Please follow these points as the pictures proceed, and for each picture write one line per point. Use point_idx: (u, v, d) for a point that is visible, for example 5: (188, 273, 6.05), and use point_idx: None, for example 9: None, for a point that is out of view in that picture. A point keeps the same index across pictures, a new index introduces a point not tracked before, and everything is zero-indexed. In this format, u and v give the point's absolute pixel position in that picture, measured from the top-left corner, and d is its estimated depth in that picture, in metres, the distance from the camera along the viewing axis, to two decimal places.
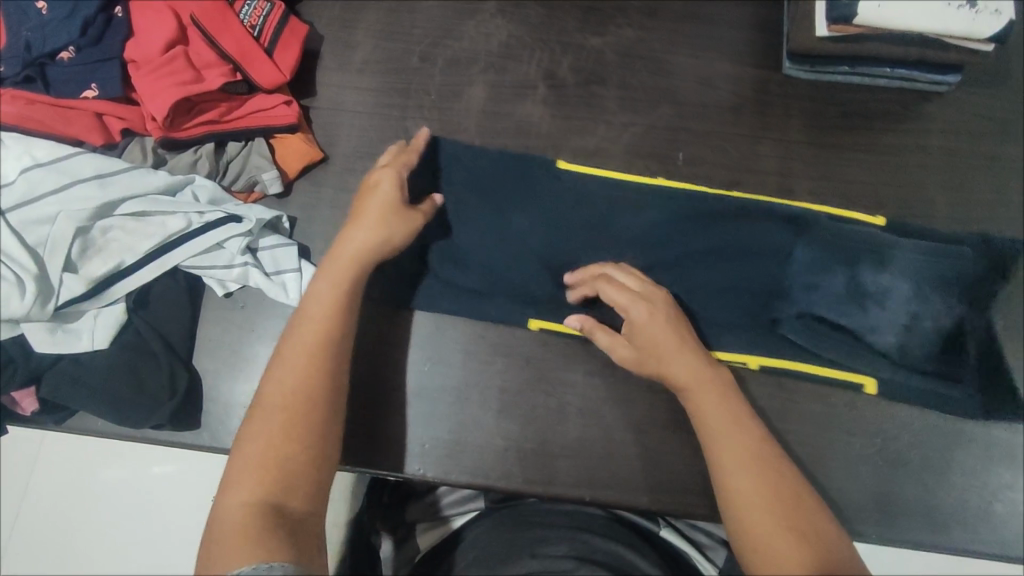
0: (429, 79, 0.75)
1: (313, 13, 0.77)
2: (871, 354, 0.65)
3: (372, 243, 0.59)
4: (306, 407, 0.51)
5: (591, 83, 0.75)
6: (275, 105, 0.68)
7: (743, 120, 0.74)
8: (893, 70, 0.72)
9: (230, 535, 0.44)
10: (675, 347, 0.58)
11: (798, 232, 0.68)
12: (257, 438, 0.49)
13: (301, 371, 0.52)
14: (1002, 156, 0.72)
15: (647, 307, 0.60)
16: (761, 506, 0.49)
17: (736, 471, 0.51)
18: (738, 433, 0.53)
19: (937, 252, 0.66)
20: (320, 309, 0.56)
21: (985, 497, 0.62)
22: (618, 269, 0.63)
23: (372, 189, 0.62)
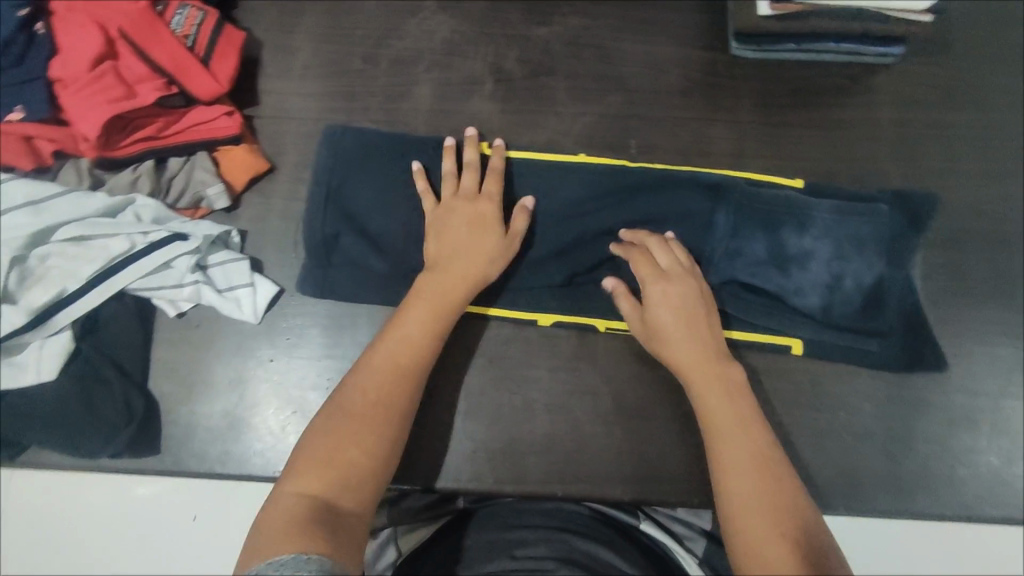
0: (374, 81, 0.73)
1: (250, 19, 0.75)
2: (796, 317, 0.64)
3: (471, 278, 0.60)
4: (385, 419, 0.53)
5: (540, 75, 0.74)
6: (216, 117, 0.66)
7: (693, 103, 0.74)
8: (838, 45, 0.72)
9: (278, 520, 0.45)
10: (689, 328, 0.58)
11: (721, 203, 0.65)
12: (331, 438, 0.50)
13: (386, 381, 0.54)
14: (951, 123, 0.73)
15: (667, 286, 0.60)
16: (762, 511, 0.48)
17: (738, 474, 0.50)
18: (742, 437, 0.52)
19: (852, 210, 0.65)
20: (416, 331, 0.57)
21: (950, 463, 0.63)
22: (664, 246, 0.62)
23: (458, 218, 0.62)
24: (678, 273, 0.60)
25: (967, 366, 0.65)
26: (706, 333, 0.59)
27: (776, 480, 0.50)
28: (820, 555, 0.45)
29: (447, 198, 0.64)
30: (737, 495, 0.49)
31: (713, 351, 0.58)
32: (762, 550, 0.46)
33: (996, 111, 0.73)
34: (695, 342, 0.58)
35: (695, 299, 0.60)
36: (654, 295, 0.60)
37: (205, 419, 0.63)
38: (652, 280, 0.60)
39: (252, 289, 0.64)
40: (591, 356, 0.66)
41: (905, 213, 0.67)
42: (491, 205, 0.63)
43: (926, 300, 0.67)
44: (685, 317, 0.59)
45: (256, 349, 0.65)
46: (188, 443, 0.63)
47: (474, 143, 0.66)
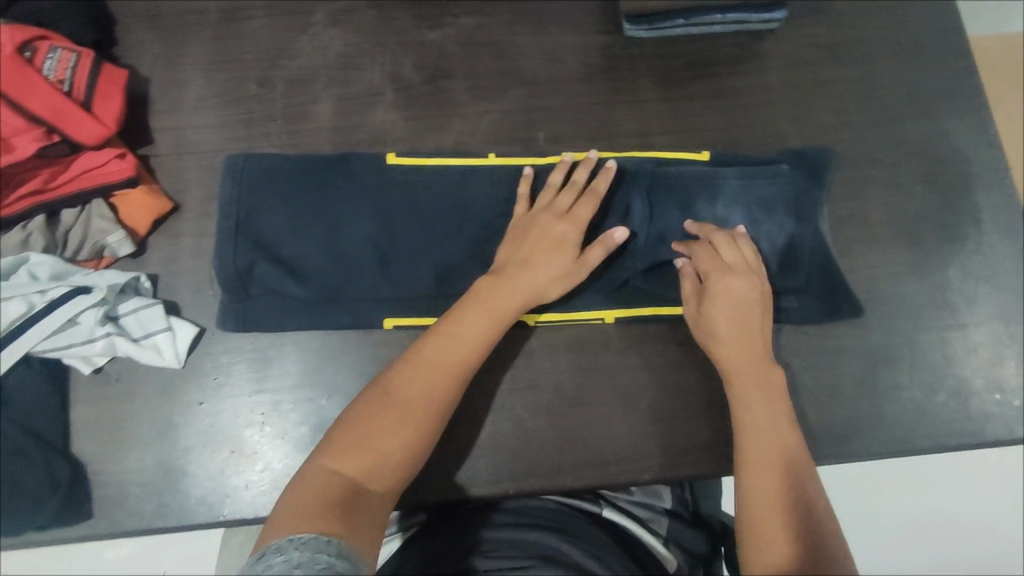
0: (272, 104, 0.72)
1: (132, 55, 0.72)
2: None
3: (536, 289, 0.60)
4: (425, 417, 0.54)
5: (440, 78, 0.74)
6: (107, 160, 0.63)
7: (594, 88, 0.75)
8: (724, 15, 0.74)
9: (304, 496, 0.48)
10: (738, 322, 0.60)
11: (632, 186, 0.67)
12: (374, 424, 0.52)
13: (435, 378, 0.55)
14: (839, 78, 0.76)
15: (725, 279, 0.61)
16: (774, 501, 0.51)
17: (760, 468, 0.53)
18: (773, 433, 0.55)
19: (759, 173, 0.69)
20: (472, 333, 0.57)
21: (878, 402, 0.66)
22: (729, 244, 0.63)
23: (542, 233, 0.61)
24: (742, 270, 0.61)
25: (883, 308, 0.68)
26: (752, 329, 0.60)
27: (801, 476, 0.52)
28: (820, 544, 0.47)
29: (536, 209, 0.64)
30: (756, 487, 0.52)
31: (757, 350, 0.59)
32: (765, 535, 0.49)
33: (879, 62, 0.76)
34: (742, 335, 0.59)
35: (754, 296, 0.61)
36: (715, 287, 0.61)
37: (137, 474, 0.61)
38: (715, 274, 0.61)
39: (171, 333, 0.62)
40: (525, 351, 0.66)
41: (805, 170, 0.71)
42: (574, 224, 0.62)
43: (836, 251, 0.70)
44: (733, 310, 0.60)
45: (185, 394, 0.63)
46: (122, 501, 0.60)
47: (585, 164, 0.65)
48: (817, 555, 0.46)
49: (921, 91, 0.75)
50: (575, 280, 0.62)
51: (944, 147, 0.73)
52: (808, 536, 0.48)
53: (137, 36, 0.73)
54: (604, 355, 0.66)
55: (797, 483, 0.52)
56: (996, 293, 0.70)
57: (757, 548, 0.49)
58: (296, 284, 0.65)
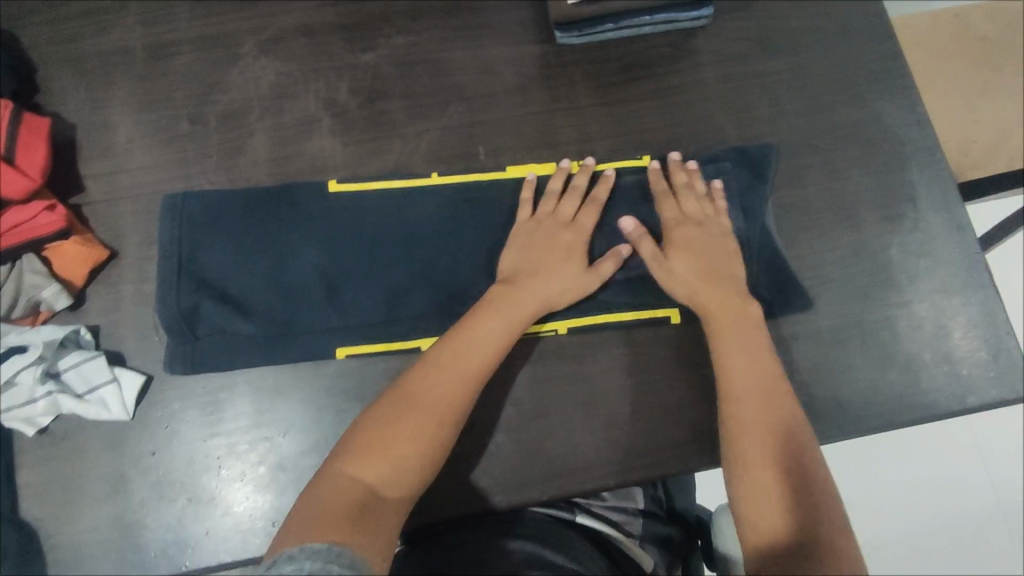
0: (206, 141, 0.70)
1: (56, 102, 0.70)
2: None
3: (548, 300, 0.62)
4: (447, 423, 0.55)
5: (376, 100, 0.73)
6: (36, 214, 0.62)
7: (532, 98, 0.75)
8: (652, 17, 0.75)
9: (326, 503, 0.49)
10: (705, 268, 0.64)
11: None
12: (396, 427, 0.54)
13: (457, 383, 0.56)
14: (771, 70, 0.77)
15: (685, 229, 0.66)
16: (754, 433, 0.57)
17: (744, 403, 0.58)
18: (753, 368, 0.60)
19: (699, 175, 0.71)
20: (491, 339, 0.59)
21: (833, 385, 0.66)
22: (693, 197, 0.68)
23: (550, 244, 0.65)
24: (706, 224, 0.67)
25: (831, 292, 0.69)
26: (719, 272, 0.64)
27: (779, 410, 0.58)
28: (801, 475, 0.54)
29: (541, 220, 0.66)
30: (749, 449, 0.56)
31: (737, 304, 0.63)
32: (749, 467, 0.55)
33: (809, 51, 0.77)
34: (707, 276, 0.64)
35: (714, 242, 0.66)
36: (677, 239, 0.66)
37: (91, 531, 0.59)
38: (673, 225, 0.67)
39: (116, 384, 0.60)
40: None
41: (746, 165, 0.72)
42: (579, 236, 0.66)
43: (782, 239, 0.71)
44: (696, 255, 0.65)
45: (137, 445, 0.61)
46: (78, 562, 0.58)
47: (586, 172, 0.68)
48: (795, 488, 0.53)
49: (851, 76, 0.77)
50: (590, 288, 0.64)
51: (877, 128, 0.75)
52: (788, 469, 0.55)
53: (59, 82, 0.71)
54: (562, 365, 0.66)
55: (774, 414, 0.57)
56: (939, 266, 0.71)
57: (742, 481, 0.55)
58: (246, 322, 0.64)
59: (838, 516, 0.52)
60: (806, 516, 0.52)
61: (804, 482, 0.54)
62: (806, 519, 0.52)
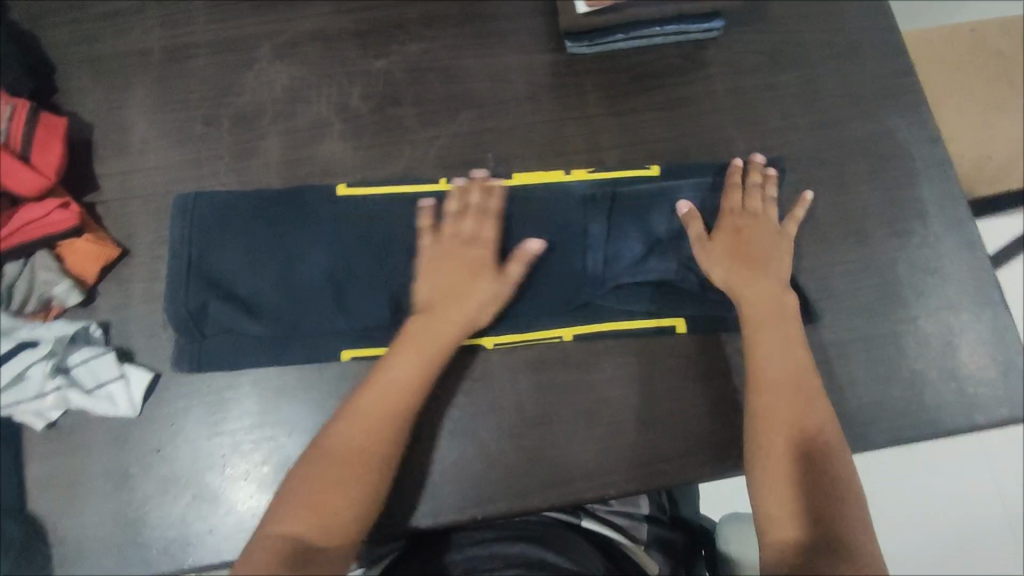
0: (219, 143, 0.71)
1: (74, 102, 0.71)
2: (680, 298, 0.68)
3: (462, 322, 0.62)
4: (368, 468, 0.56)
5: (388, 106, 0.74)
6: (49, 212, 0.62)
7: (542, 107, 0.75)
8: (664, 28, 0.75)
9: (264, 559, 0.51)
10: (755, 263, 0.65)
11: (589, 210, 0.69)
12: (317, 483, 0.55)
13: (370, 429, 0.57)
14: (782, 83, 0.77)
15: (737, 222, 0.67)
16: (782, 427, 0.59)
17: (775, 397, 0.60)
18: (786, 362, 0.61)
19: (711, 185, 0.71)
20: (401, 381, 0.59)
21: (839, 400, 0.66)
22: (758, 195, 0.69)
23: (455, 264, 0.64)
24: (765, 221, 0.68)
25: (838, 307, 0.69)
26: (766, 265, 0.66)
27: (808, 407, 0.60)
28: (817, 473, 0.57)
29: (442, 241, 0.65)
30: (772, 443, 0.58)
31: (778, 302, 0.64)
32: (774, 460, 0.58)
33: (820, 64, 0.78)
34: (756, 270, 0.65)
35: (771, 240, 0.67)
36: (733, 231, 0.67)
37: (94, 527, 0.59)
38: (732, 215, 0.68)
39: (124, 381, 0.61)
40: (486, 373, 0.65)
41: None
42: (484, 250, 0.65)
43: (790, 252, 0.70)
44: (748, 248, 0.66)
45: (141, 442, 0.62)
46: (81, 556, 0.59)
47: (477, 188, 0.67)
48: (814, 487, 0.56)
49: (861, 90, 0.77)
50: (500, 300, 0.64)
51: (887, 144, 0.75)
52: (811, 466, 0.57)
53: (78, 82, 0.72)
54: (566, 373, 0.66)
55: (803, 411, 0.59)
56: (948, 284, 0.71)
57: (767, 473, 0.57)
58: (252, 323, 0.64)
59: (853, 515, 0.55)
60: (823, 512, 0.55)
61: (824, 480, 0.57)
62: (823, 516, 0.55)
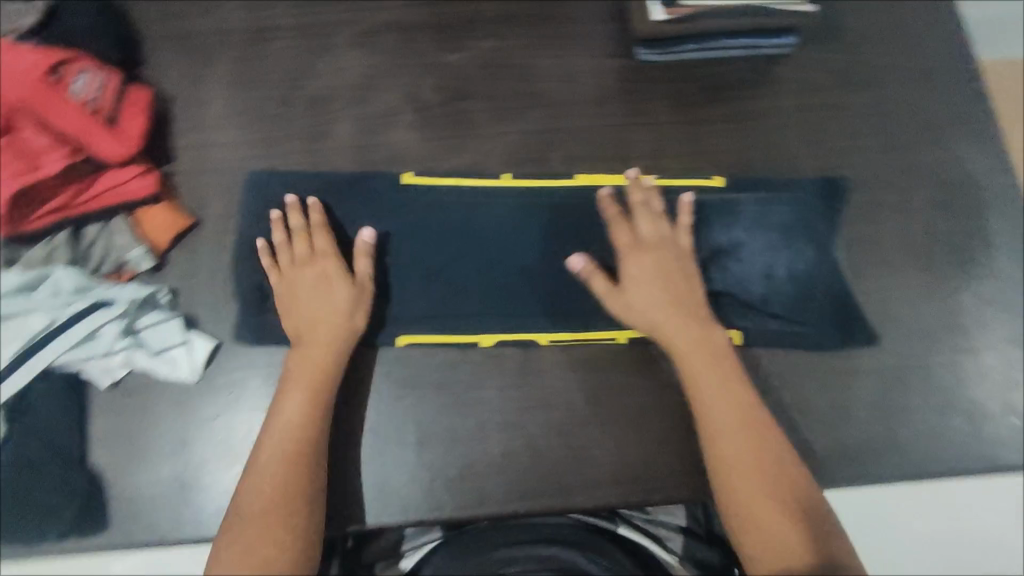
0: (293, 124, 0.73)
1: (159, 74, 0.74)
2: (736, 310, 0.68)
3: (333, 339, 0.62)
4: (293, 503, 0.56)
5: (458, 99, 0.75)
6: (131, 177, 0.65)
7: (609, 110, 0.75)
8: (736, 41, 0.75)
9: None
10: (655, 299, 0.65)
11: None
12: (250, 530, 0.54)
13: (285, 465, 0.57)
14: (853, 102, 0.76)
15: (643, 251, 0.67)
16: (745, 464, 0.58)
17: (725, 442, 0.59)
18: (721, 399, 0.61)
19: (770, 200, 0.72)
20: (298, 417, 0.59)
21: (892, 425, 0.65)
22: (641, 215, 0.69)
23: (315, 285, 0.64)
24: (658, 243, 0.67)
25: (897, 330, 0.68)
26: (683, 290, 0.65)
27: (758, 433, 0.59)
28: (790, 500, 0.56)
29: (288, 272, 0.65)
30: (739, 485, 0.57)
31: (697, 335, 0.63)
32: (749, 506, 0.56)
33: (892, 87, 0.77)
34: (661, 305, 0.64)
35: (667, 267, 0.66)
36: (632, 263, 0.66)
37: (150, 485, 0.61)
38: (629, 253, 0.67)
39: (188, 347, 0.63)
40: (539, 367, 0.66)
41: (820, 192, 0.72)
42: (330, 262, 0.65)
43: (852, 273, 0.70)
44: (640, 288, 0.65)
45: (199, 408, 0.63)
46: (136, 512, 0.60)
47: (295, 210, 0.67)
48: (798, 516, 0.55)
49: (933, 116, 0.76)
50: (366, 297, 0.65)
51: (958, 172, 0.74)
52: (782, 492, 0.56)
53: (164, 56, 0.74)
54: (618, 376, 0.66)
55: (754, 444, 0.58)
56: (1013, 318, 0.69)
57: (747, 520, 0.55)
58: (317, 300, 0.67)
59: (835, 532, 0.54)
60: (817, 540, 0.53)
61: (807, 507, 0.55)
62: (821, 544, 0.53)
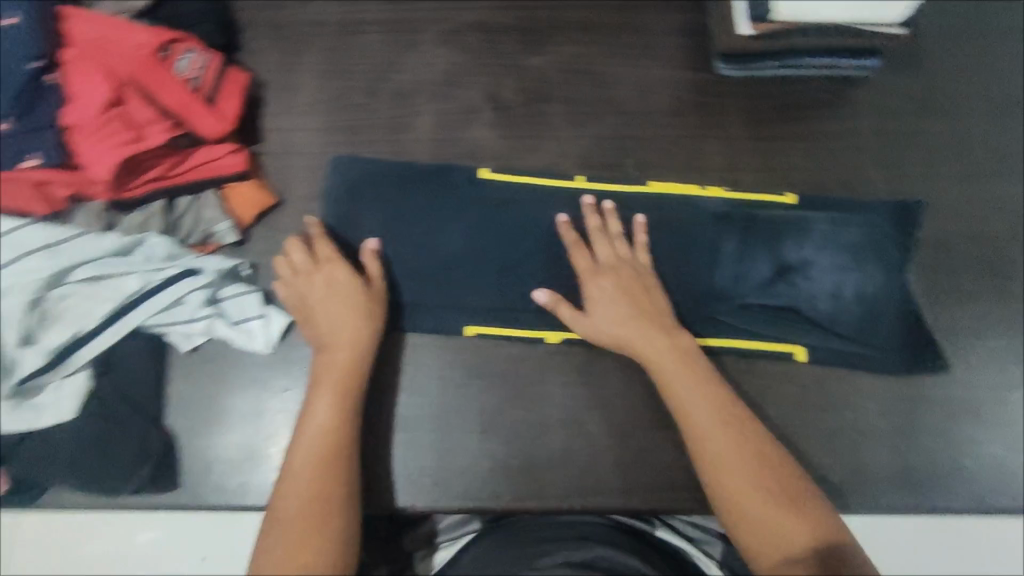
0: (376, 114, 0.76)
1: (253, 60, 0.77)
2: (802, 326, 0.69)
3: (355, 341, 0.63)
4: (327, 492, 0.57)
5: (537, 101, 0.77)
6: (223, 154, 0.67)
7: (685, 121, 0.76)
8: (815, 60, 0.75)
9: None
10: (624, 318, 0.64)
11: (723, 226, 0.71)
12: (290, 532, 0.55)
13: (318, 465, 0.57)
14: (933, 128, 0.76)
15: (608, 275, 0.66)
16: (738, 469, 0.57)
17: (710, 442, 0.58)
18: (705, 409, 0.59)
19: (844, 220, 0.72)
20: (328, 419, 0.60)
21: (957, 456, 0.67)
22: (601, 237, 0.68)
23: (323, 291, 0.64)
24: (618, 263, 0.67)
25: (961, 363, 0.69)
26: (650, 308, 0.65)
27: (744, 435, 0.58)
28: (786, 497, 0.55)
29: (300, 278, 0.65)
30: (737, 492, 0.56)
31: (671, 351, 0.63)
32: (748, 509, 0.55)
33: (975, 117, 0.76)
34: (633, 324, 0.64)
35: (631, 289, 0.66)
36: (596, 290, 0.66)
37: (222, 451, 0.64)
38: (589, 279, 0.66)
39: (265, 320, 0.65)
40: (603, 369, 0.67)
41: (897, 216, 0.72)
42: (337, 267, 0.65)
43: (923, 300, 0.70)
44: (608, 314, 0.65)
45: (272, 380, 0.66)
46: (208, 474, 0.63)
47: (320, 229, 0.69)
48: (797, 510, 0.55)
49: (1012, 149, 0.75)
50: (379, 297, 0.66)
51: None
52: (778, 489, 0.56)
53: (259, 43, 0.78)
54: None
55: (741, 445, 0.58)
56: None
57: (751, 528, 0.54)
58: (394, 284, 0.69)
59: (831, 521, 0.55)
60: (817, 532, 0.53)
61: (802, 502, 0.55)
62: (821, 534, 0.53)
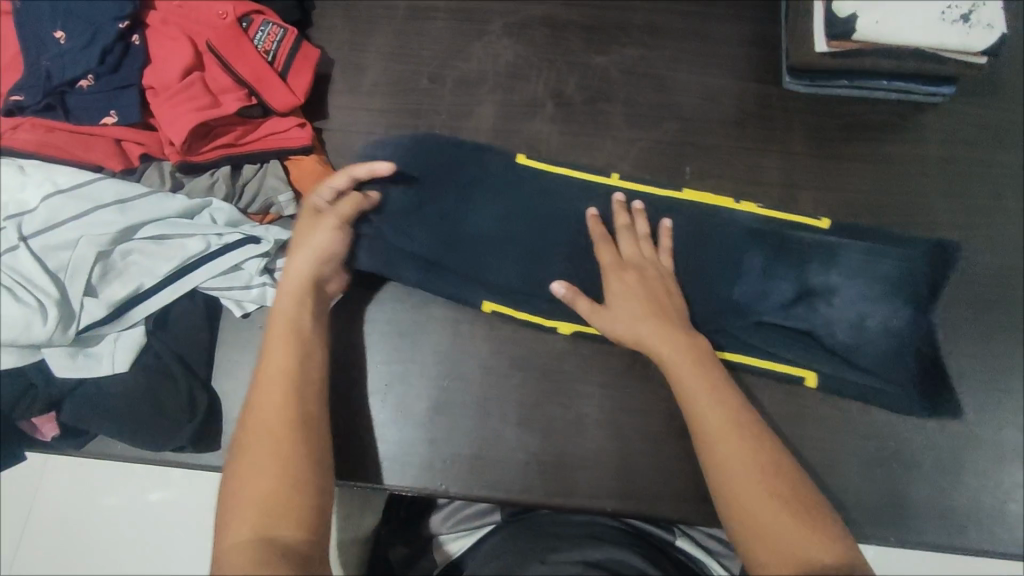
0: (439, 99, 0.76)
1: (324, 37, 0.78)
2: (819, 352, 0.67)
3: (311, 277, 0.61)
4: (300, 429, 0.53)
5: (598, 100, 0.77)
6: (290, 128, 0.68)
7: (746, 133, 0.76)
8: (890, 83, 0.74)
9: (237, 551, 0.46)
10: (641, 313, 0.62)
11: (758, 242, 0.69)
12: (253, 466, 0.50)
13: (288, 402, 0.54)
14: (999, 162, 0.74)
15: (630, 271, 0.65)
16: (747, 458, 0.53)
17: (715, 430, 0.55)
18: (713, 399, 0.57)
19: (876, 252, 0.69)
20: (292, 359, 0.57)
21: (1000, 498, 0.66)
22: (625, 233, 0.67)
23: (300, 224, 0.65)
24: (639, 260, 0.66)
25: (1009, 401, 0.68)
26: (667, 304, 0.64)
27: (750, 427, 0.56)
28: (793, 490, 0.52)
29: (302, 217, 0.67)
30: (744, 479, 0.53)
31: (681, 342, 0.61)
32: (754, 498, 0.51)
33: None
34: (647, 315, 0.62)
35: (654, 287, 0.64)
36: (614, 281, 0.64)
37: None
38: (613, 271, 0.65)
39: None
40: (645, 374, 0.67)
41: (933, 258, 0.69)
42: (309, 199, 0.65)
43: (976, 334, 0.70)
44: (624, 307, 0.63)
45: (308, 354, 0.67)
46: None
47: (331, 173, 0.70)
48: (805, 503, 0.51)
49: None
50: (337, 231, 0.63)
51: None
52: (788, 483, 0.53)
53: (330, 21, 0.79)
54: None
55: (749, 437, 0.55)
56: None
57: (758, 516, 0.51)
58: (417, 271, 0.68)
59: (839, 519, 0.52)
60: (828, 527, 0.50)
61: (808, 497, 0.52)
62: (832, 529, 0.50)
